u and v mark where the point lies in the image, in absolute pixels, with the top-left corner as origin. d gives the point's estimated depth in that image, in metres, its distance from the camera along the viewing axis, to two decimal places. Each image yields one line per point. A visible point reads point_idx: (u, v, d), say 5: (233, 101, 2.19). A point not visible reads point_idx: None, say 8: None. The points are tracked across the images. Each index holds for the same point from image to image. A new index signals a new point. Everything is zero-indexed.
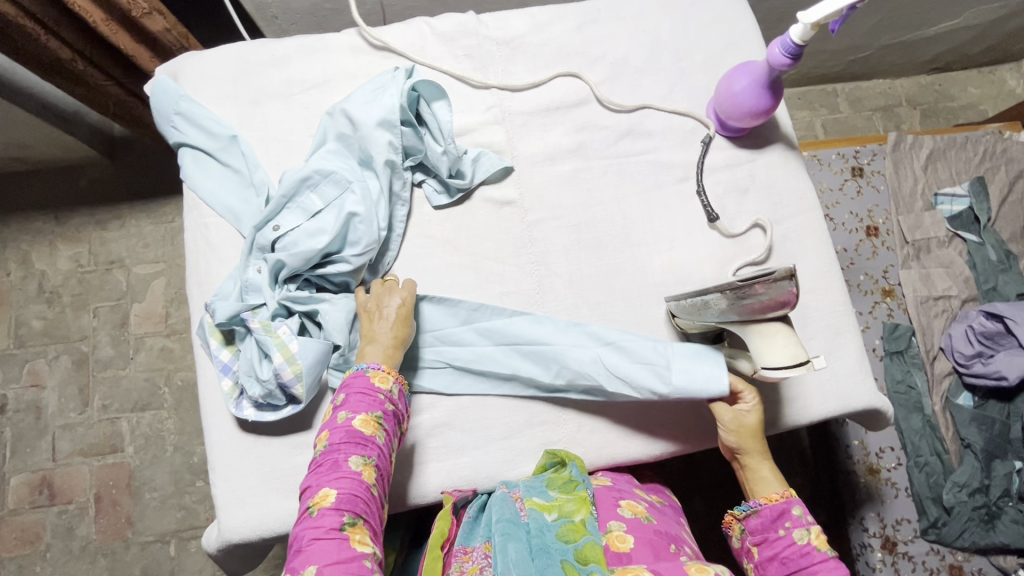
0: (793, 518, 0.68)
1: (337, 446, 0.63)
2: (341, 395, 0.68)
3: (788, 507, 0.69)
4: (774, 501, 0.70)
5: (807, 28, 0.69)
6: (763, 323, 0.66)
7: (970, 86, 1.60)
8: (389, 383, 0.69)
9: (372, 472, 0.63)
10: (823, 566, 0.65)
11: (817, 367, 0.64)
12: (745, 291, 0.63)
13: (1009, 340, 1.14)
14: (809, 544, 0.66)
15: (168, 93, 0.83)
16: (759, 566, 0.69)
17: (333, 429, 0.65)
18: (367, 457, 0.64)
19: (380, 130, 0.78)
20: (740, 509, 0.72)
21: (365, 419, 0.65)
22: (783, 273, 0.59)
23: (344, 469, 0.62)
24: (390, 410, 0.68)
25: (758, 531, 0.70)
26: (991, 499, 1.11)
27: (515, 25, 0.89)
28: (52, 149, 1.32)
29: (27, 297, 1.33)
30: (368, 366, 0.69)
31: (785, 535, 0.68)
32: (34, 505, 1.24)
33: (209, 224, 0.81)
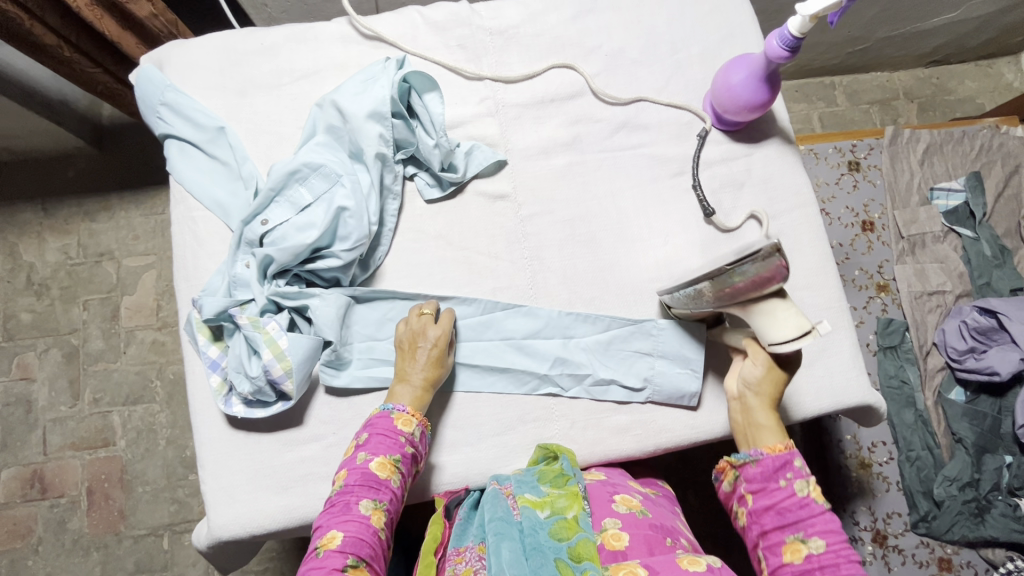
0: (795, 470, 0.64)
1: (351, 488, 0.64)
2: (364, 434, 0.68)
3: (791, 457, 0.65)
4: (780, 450, 0.66)
5: (806, 20, 0.67)
6: (761, 301, 0.64)
7: (967, 79, 1.59)
8: (412, 426, 0.69)
9: (381, 517, 0.63)
10: (820, 520, 0.62)
11: (823, 333, 0.62)
12: (732, 272, 0.63)
13: (1001, 336, 1.14)
14: (808, 497, 0.63)
15: (153, 83, 0.81)
16: (751, 514, 0.66)
17: (351, 468, 0.65)
18: (378, 501, 0.64)
19: (371, 122, 0.76)
20: (738, 456, 0.68)
21: (382, 462, 0.66)
22: (770, 249, 0.59)
23: (354, 512, 0.62)
24: (410, 452, 0.68)
25: (756, 480, 0.66)
26: (981, 493, 1.12)
27: (509, 14, 0.87)
28: (39, 139, 1.30)
29: (16, 290, 1.31)
30: (393, 407, 0.70)
31: (785, 487, 0.64)
32: (26, 499, 1.23)
33: (196, 217, 0.79)
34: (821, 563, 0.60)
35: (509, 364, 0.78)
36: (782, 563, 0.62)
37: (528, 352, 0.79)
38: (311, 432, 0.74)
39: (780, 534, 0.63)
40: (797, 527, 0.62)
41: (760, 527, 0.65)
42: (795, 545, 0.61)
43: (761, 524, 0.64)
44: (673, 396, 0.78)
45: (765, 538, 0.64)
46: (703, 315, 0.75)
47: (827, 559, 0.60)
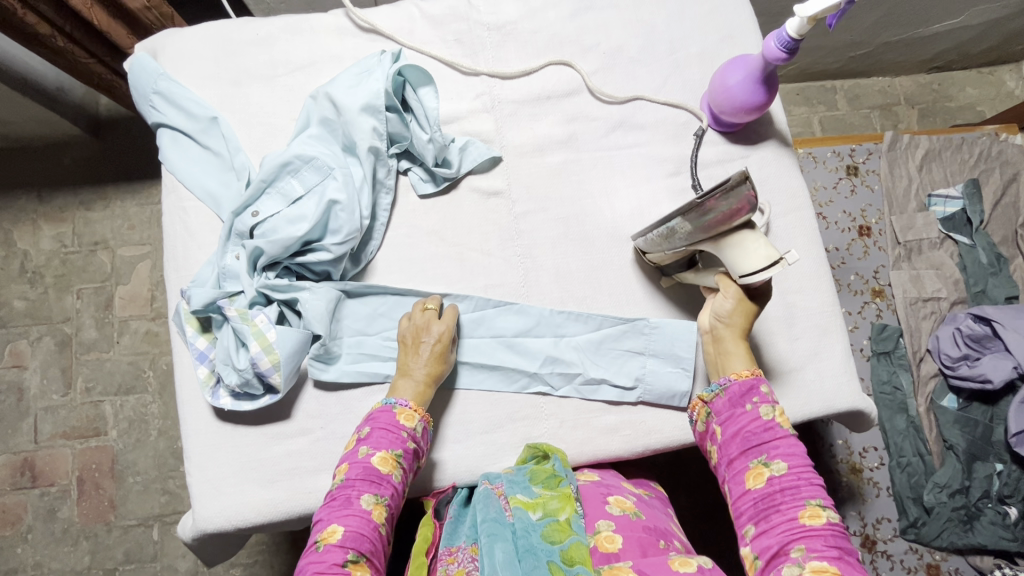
0: (760, 395, 0.65)
1: (352, 481, 0.63)
2: (366, 428, 0.68)
3: (757, 384, 0.66)
4: (746, 376, 0.67)
5: (804, 22, 0.67)
6: (732, 233, 0.64)
7: (969, 86, 1.59)
8: (415, 421, 0.69)
9: (382, 512, 0.63)
10: (783, 442, 0.62)
11: (792, 262, 0.62)
12: (703, 207, 0.63)
13: (995, 344, 1.14)
14: (774, 421, 0.64)
15: (146, 71, 0.81)
16: (719, 445, 0.66)
17: (353, 462, 0.65)
18: (379, 496, 0.63)
19: (365, 116, 0.76)
20: (710, 390, 0.68)
21: (384, 457, 0.65)
22: (737, 178, 0.58)
23: (355, 507, 0.62)
24: (411, 447, 0.67)
25: (724, 410, 0.66)
26: (971, 501, 1.11)
27: (507, 10, 0.87)
28: (34, 126, 1.29)
29: (9, 277, 1.30)
30: (396, 401, 0.70)
31: (751, 411, 0.65)
32: (16, 487, 1.23)
33: (188, 208, 0.79)
34: (782, 486, 0.60)
35: (499, 361, 0.78)
36: (744, 490, 0.62)
37: (519, 351, 0.78)
38: (298, 425, 0.74)
39: (745, 460, 0.63)
40: (760, 451, 0.62)
41: (728, 457, 0.64)
42: (759, 468, 0.61)
43: (727, 454, 0.64)
44: (664, 396, 0.78)
45: (730, 467, 0.64)
46: (676, 257, 0.75)
47: (788, 480, 0.60)
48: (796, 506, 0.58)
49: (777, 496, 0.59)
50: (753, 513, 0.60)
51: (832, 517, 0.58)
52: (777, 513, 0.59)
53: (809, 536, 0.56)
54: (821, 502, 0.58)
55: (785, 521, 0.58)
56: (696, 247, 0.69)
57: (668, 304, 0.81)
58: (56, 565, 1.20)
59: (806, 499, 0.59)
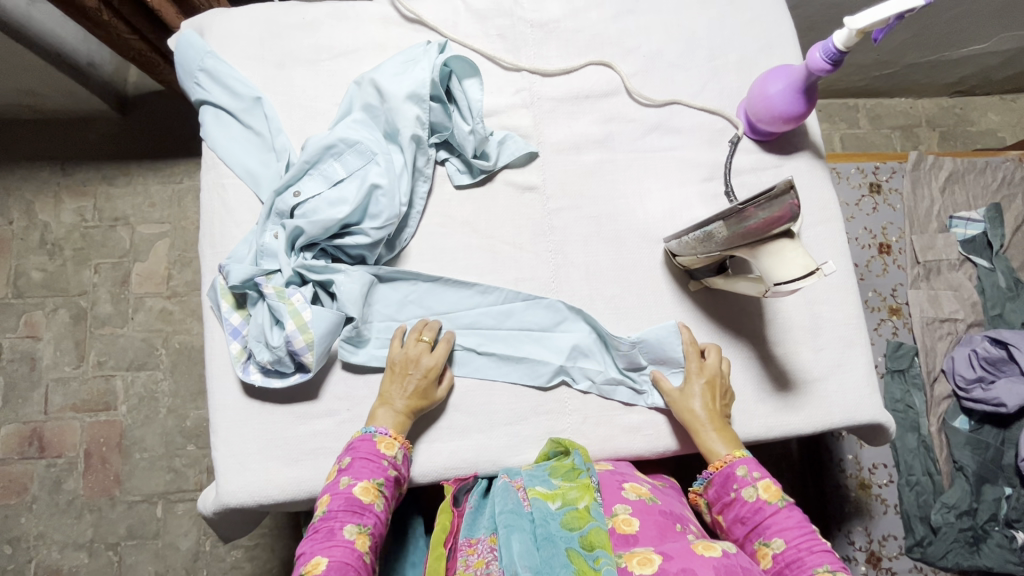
0: (739, 480, 0.69)
1: (335, 513, 0.62)
2: (346, 457, 0.67)
3: (732, 469, 0.70)
4: (719, 466, 0.71)
5: (852, 34, 0.68)
6: (771, 242, 0.65)
7: (991, 112, 1.59)
8: (395, 449, 0.69)
9: (366, 541, 0.62)
10: (776, 518, 0.66)
11: (829, 274, 0.62)
12: (743, 214, 0.64)
13: (1011, 367, 1.15)
14: (759, 500, 0.68)
15: (193, 49, 0.82)
16: (727, 532, 0.70)
17: (334, 494, 0.64)
18: (362, 525, 0.63)
19: (409, 104, 0.77)
20: (699, 483, 0.74)
21: (365, 487, 0.65)
22: (782, 186, 0.60)
23: (338, 537, 0.61)
24: (393, 476, 0.68)
25: (716, 500, 0.71)
26: (978, 523, 1.12)
27: (551, 8, 0.88)
28: (64, 99, 1.30)
29: (29, 248, 1.31)
30: (375, 430, 0.70)
31: (737, 497, 0.69)
32: (23, 456, 1.24)
33: (227, 185, 0.80)
34: (786, 560, 0.63)
35: (525, 354, 0.78)
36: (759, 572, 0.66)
37: (544, 345, 0.79)
38: (325, 406, 0.75)
39: (751, 543, 0.67)
40: (757, 531, 0.67)
41: (738, 541, 0.69)
42: (761, 550, 0.65)
43: (737, 538, 0.69)
44: None
45: (744, 551, 0.68)
46: (706, 262, 0.76)
47: (790, 554, 0.63)
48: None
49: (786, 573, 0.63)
50: None
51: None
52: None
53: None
54: (827, 567, 0.61)
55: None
56: (730, 254, 0.70)
57: (696, 308, 0.81)
58: (59, 536, 1.21)
59: (812, 568, 0.61)
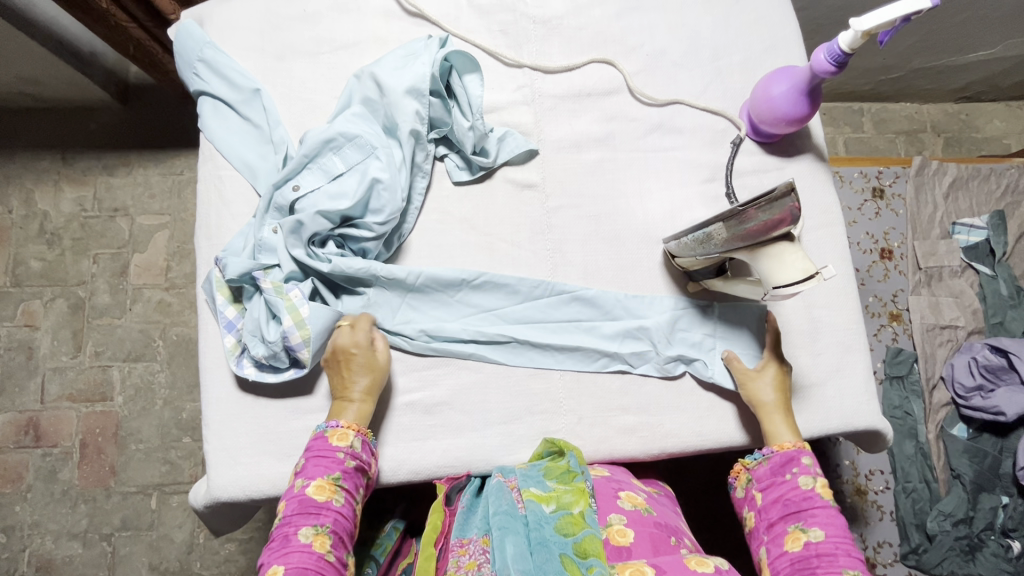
0: (801, 465, 0.69)
1: (289, 518, 0.62)
2: (300, 458, 0.66)
3: (799, 454, 0.70)
4: (784, 447, 0.71)
5: (857, 36, 0.67)
6: (770, 244, 0.64)
7: (996, 118, 1.58)
8: (349, 439, 0.67)
9: (325, 541, 0.61)
10: (822, 511, 0.65)
11: (829, 278, 0.61)
12: (743, 216, 0.64)
13: (1011, 376, 1.14)
14: (813, 490, 0.67)
15: (192, 38, 0.81)
16: (760, 510, 0.69)
17: (289, 497, 0.63)
18: (318, 526, 0.61)
19: (409, 99, 0.76)
20: (751, 458, 0.73)
21: (320, 486, 0.63)
22: (783, 188, 0.59)
23: (294, 543, 0.60)
24: (350, 467, 0.66)
25: (767, 478, 0.70)
26: (974, 531, 1.11)
27: (554, 5, 0.87)
28: (65, 89, 1.29)
29: (27, 237, 1.31)
30: (328, 425, 0.68)
31: (790, 480, 0.69)
32: (18, 445, 1.23)
33: (223, 177, 0.79)
34: (818, 550, 0.63)
35: (522, 354, 0.78)
36: (781, 553, 0.65)
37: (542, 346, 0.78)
38: (319, 401, 0.74)
39: (784, 524, 0.66)
40: (800, 516, 0.66)
41: (767, 521, 0.68)
42: (796, 533, 0.65)
43: (767, 518, 0.68)
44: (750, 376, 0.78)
45: (770, 531, 0.67)
46: (706, 263, 0.75)
47: (826, 546, 0.62)
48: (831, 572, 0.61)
49: (814, 561, 0.62)
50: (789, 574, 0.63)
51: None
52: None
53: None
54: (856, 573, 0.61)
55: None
56: (729, 256, 0.69)
57: (695, 309, 0.81)
58: (54, 525, 1.21)
59: (843, 567, 0.61)
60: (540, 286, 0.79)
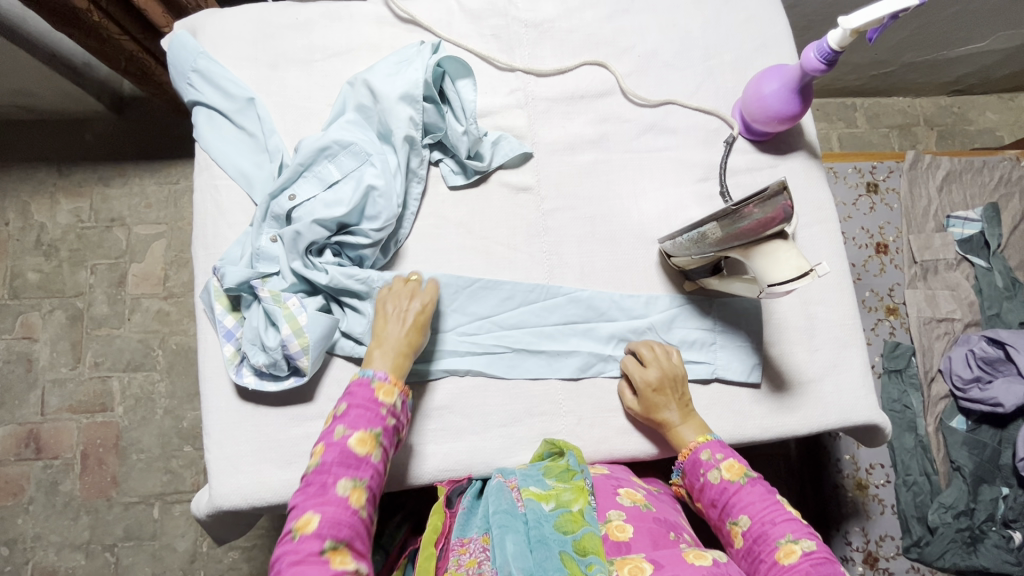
0: (704, 464, 0.70)
1: (329, 467, 0.59)
2: (341, 405, 0.64)
3: (697, 455, 0.71)
4: (686, 454, 0.72)
5: (846, 34, 0.68)
6: (764, 242, 0.64)
7: (989, 111, 1.59)
8: (394, 396, 0.65)
9: (361, 496, 0.59)
10: (740, 495, 0.66)
11: (822, 275, 0.62)
12: (738, 213, 0.64)
13: (1008, 367, 1.15)
14: (724, 481, 0.68)
15: (185, 49, 0.81)
16: (707, 518, 0.70)
17: (329, 445, 0.61)
18: (357, 479, 0.60)
19: (402, 105, 0.77)
20: (676, 475, 0.74)
21: (362, 437, 0.62)
22: (775, 187, 0.60)
23: (332, 493, 0.58)
24: (390, 425, 0.64)
25: (691, 488, 0.72)
26: (975, 523, 1.11)
27: (545, 8, 0.87)
28: (59, 101, 1.29)
29: (24, 249, 1.31)
30: (374, 374, 0.66)
31: (704, 482, 0.70)
32: (19, 457, 1.23)
33: (219, 186, 0.79)
34: (754, 537, 0.63)
35: (521, 358, 0.78)
36: (733, 551, 0.66)
37: (540, 349, 0.78)
38: (319, 409, 0.75)
39: (725, 524, 0.67)
40: (725, 511, 0.67)
41: (715, 524, 0.69)
42: (733, 530, 0.65)
43: (714, 523, 0.69)
44: (745, 374, 0.79)
45: (721, 534, 0.68)
46: (701, 262, 0.75)
47: (757, 529, 0.63)
48: (770, 551, 0.61)
49: (755, 548, 0.62)
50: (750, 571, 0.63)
51: (807, 547, 0.59)
52: (761, 562, 0.61)
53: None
54: (792, 538, 0.61)
55: (769, 568, 0.60)
56: (723, 255, 0.70)
57: (691, 308, 0.81)
58: (56, 537, 1.21)
59: (777, 540, 0.61)
60: (535, 290, 0.79)
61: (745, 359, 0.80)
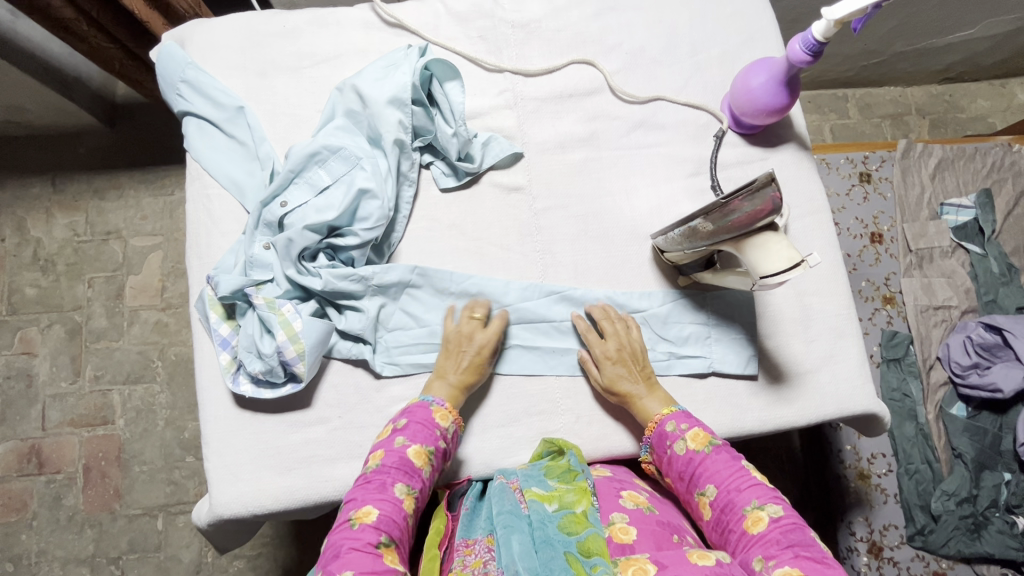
0: (669, 436, 0.70)
1: (387, 468, 0.63)
2: (402, 419, 0.68)
3: (663, 428, 0.71)
4: (652, 428, 0.72)
5: (830, 25, 0.68)
6: (756, 235, 0.64)
7: (980, 98, 1.59)
8: (448, 422, 0.69)
9: (411, 503, 0.63)
10: (706, 464, 0.67)
11: (814, 265, 0.62)
12: (728, 207, 0.64)
13: (1006, 353, 1.14)
14: (689, 451, 0.68)
15: (173, 59, 0.81)
16: (678, 492, 0.70)
17: (388, 450, 0.65)
18: (410, 487, 0.63)
19: (391, 108, 0.77)
20: (645, 452, 0.75)
21: (418, 450, 0.66)
22: (764, 178, 0.60)
23: (389, 493, 0.61)
24: (442, 447, 0.68)
25: (661, 463, 0.72)
26: (978, 509, 1.11)
27: (532, 8, 0.87)
28: (51, 115, 1.29)
29: (22, 264, 1.31)
30: (432, 400, 0.71)
31: (670, 454, 0.70)
32: (22, 473, 1.23)
33: (211, 195, 0.79)
34: (721, 506, 0.64)
35: (516, 359, 0.78)
36: (705, 523, 0.66)
37: (535, 349, 0.79)
38: (317, 414, 0.75)
39: (693, 495, 0.67)
40: (692, 483, 0.67)
41: (683, 496, 0.69)
42: (701, 501, 0.66)
43: (683, 495, 0.69)
44: (741, 368, 0.79)
45: (691, 506, 0.68)
46: (694, 257, 0.76)
47: (723, 498, 0.64)
48: (738, 520, 0.61)
49: (724, 518, 0.63)
50: (720, 540, 0.63)
51: (772, 513, 0.60)
52: (731, 533, 0.62)
53: (761, 544, 0.58)
54: (758, 505, 0.61)
55: (739, 538, 0.61)
56: (715, 249, 0.70)
57: (685, 303, 0.82)
58: (61, 552, 1.21)
59: (743, 509, 0.62)
60: (529, 289, 0.79)
61: (741, 352, 0.80)
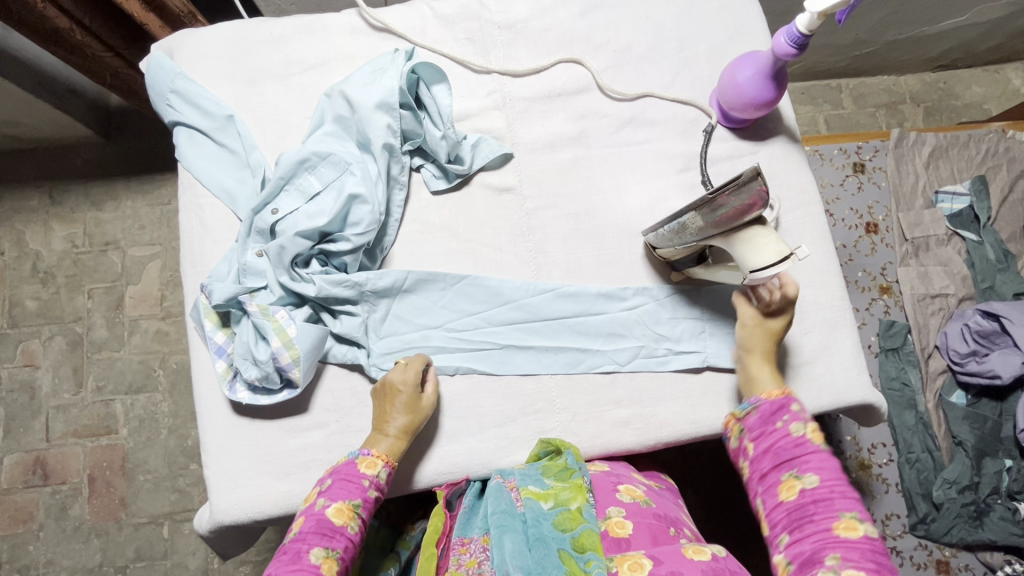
0: (792, 413, 0.66)
1: (304, 534, 0.61)
2: (327, 479, 0.67)
3: (789, 401, 0.67)
4: (777, 395, 0.68)
5: (814, 17, 0.68)
6: (743, 229, 0.65)
7: (975, 85, 1.59)
8: (377, 468, 0.68)
9: (333, 566, 0.60)
10: (814, 457, 0.62)
11: (802, 258, 0.62)
12: (715, 203, 0.64)
13: (1004, 339, 1.14)
14: (804, 436, 0.63)
15: (162, 70, 0.82)
16: (752, 462, 0.66)
17: (309, 514, 0.63)
18: (331, 549, 0.61)
19: (379, 113, 0.77)
20: (740, 407, 0.70)
21: (339, 508, 0.64)
22: (749, 173, 0.60)
23: (305, 560, 0.59)
24: (370, 499, 0.66)
25: (755, 427, 0.67)
26: (980, 497, 1.11)
27: (518, 9, 0.88)
28: (45, 127, 1.29)
29: (21, 277, 1.32)
30: (360, 453, 0.69)
31: (780, 428, 0.65)
32: (27, 485, 1.24)
33: (204, 205, 0.80)
34: (813, 497, 0.59)
35: (510, 358, 0.79)
36: (777, 501, 0.61)
37: (529, 348, 0.79)
38: (314, 419, 0.75)
39: (778, 474, 0.63)
40: (790, 463, 0.62)
41: (759, 470, 0.64)
42: (789, 481, 0.61)
43: (758, 468, 0.65)
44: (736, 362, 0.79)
45: (762, 481, 0.64)
46: (685, 253, 0.76)
47: (821, 492, 0.59)
48: (829, 517, 0.57)
49: (810, 507, 0.59)
50: (787, 522, 0.59)
51: (870, 530, 0.56)
52: (810, 524, 0.58)
53: (846, 548, 0.55)
54: (856, 515, 0.57)
55: (820, 531, 0.57)
56: (705, 244, 0.70)
57: (679, 298, 0.82)
58: (68, 562, 1.21)
59: (840, 511, 0.57)
60: (522, 289, 0.80)
61: None
